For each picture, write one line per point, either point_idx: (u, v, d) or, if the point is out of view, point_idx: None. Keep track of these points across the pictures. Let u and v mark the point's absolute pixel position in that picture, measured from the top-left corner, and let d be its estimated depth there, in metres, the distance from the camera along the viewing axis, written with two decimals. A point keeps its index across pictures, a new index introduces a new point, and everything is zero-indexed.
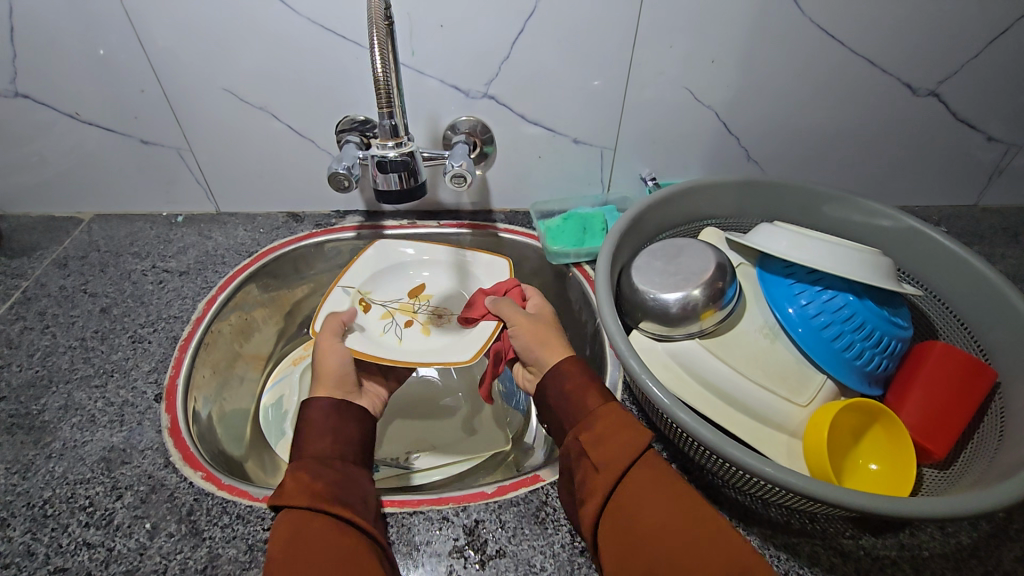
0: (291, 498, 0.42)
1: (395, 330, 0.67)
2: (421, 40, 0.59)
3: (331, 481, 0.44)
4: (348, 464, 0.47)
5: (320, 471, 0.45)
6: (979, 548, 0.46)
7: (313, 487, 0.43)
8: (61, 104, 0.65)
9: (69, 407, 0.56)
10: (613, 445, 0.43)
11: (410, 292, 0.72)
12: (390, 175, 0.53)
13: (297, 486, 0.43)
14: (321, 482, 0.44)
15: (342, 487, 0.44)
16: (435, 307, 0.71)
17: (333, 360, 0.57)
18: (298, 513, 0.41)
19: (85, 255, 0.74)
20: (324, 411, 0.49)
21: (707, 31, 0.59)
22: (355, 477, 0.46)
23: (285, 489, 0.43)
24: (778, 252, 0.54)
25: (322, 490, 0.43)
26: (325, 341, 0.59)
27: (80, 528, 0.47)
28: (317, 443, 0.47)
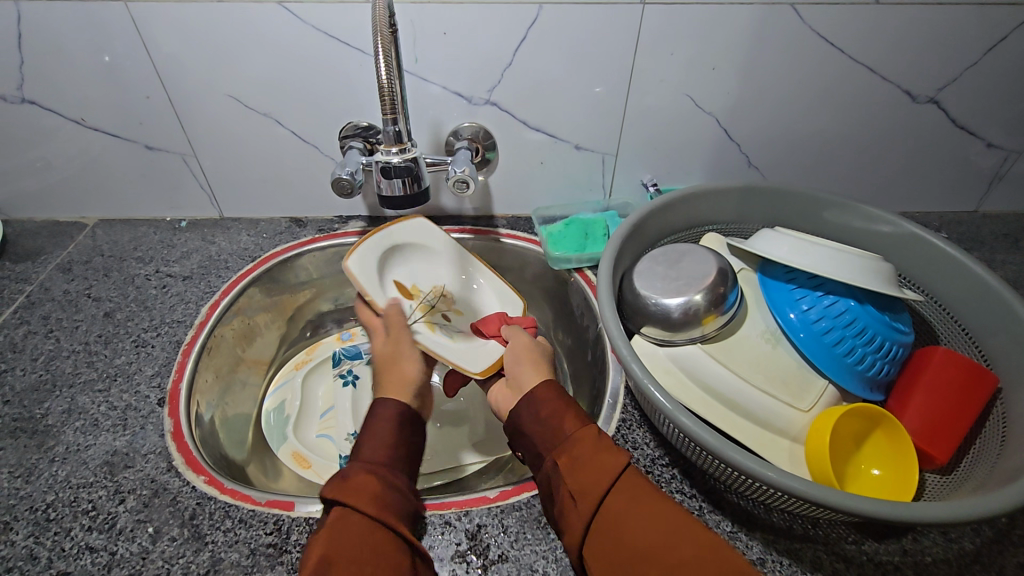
0: (353, 499, 0.41)
1: (449, 331, 0.65)
2: (425, 47, 0.60)
3: (390, 488, 0.43)
4: (403, 475, 0.46)
5: (385, 478, 0.44)
6: (982, 554, 0.46)
7: (376, 494, 0.42)
8: (67, 110, 0.66)
9: (73, 411, 0.56)
10: (589, 466, 0.42)
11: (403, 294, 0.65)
12: (394, 180, 0.54)
13: (362, 487, 0.42)
14: (381, 488, 0.43)
15: (398, 497, 0.43)
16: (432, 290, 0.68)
17: (412, 369, 0.56)
18: (351, 516, 0.40)
19: (90, 260, 0.74)
20: (394, 416, 0.49)
21: (708, 39, 0.59)
22: (408, 490, 0.45)
23: (347, 487, 0.42)
24: (779, 257, 0.55)
25: (384, 500, 0.42)
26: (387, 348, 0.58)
27: (83, 532, 0.47)
28: (377, 450, 0.46)
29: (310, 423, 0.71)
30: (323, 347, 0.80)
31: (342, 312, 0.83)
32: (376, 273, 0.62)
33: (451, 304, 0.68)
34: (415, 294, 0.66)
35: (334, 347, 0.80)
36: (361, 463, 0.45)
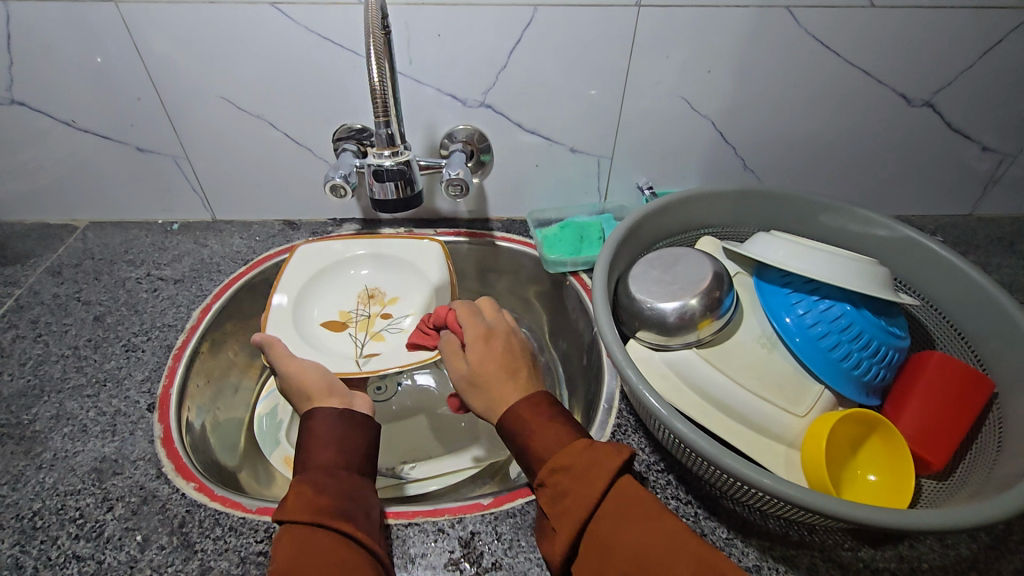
0: (292, 511, 0.41)
1: (392, 327, 0.68)
2: (419, 50, 0.60)
3: (329, 491, 0.43)
4: (350, 475, 0.46)
5: (323, 482, 0.44)
6: (979, 560, 0.46)
7: (314, 501, 0.42)
8: (57, 112, 0.65)
9: (61, 417, 0.56)
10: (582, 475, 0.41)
11: (337, 327, 0.68)
12: (387, 184, 0.53)
13: (303, 500, 0.42)
14: (321, 493, 0.43)
15: (344, 499, 0.43)
16: (358, 300, 0.71)
17: (314, 375, 0.55)
18: (295, 527, 0.40)
19: (80, 263, 0.73)
20: (328, 421, 0.48)
21: (704, 42, 0.59)
22: (356, 488, 0.45)
23: (287, 501, 0.42)
24: (775, 261, 0.54)
25: (325, 505, 0.42)
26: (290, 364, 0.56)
27: (69, 540, 0.47)
28: (319, 454, 0.46)
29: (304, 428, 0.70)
30: None
31: None
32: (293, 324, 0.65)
33: (382, 299, 0.71)
34: (346, 319, 0.69)
35: None
36: (302, 472, 0.45)
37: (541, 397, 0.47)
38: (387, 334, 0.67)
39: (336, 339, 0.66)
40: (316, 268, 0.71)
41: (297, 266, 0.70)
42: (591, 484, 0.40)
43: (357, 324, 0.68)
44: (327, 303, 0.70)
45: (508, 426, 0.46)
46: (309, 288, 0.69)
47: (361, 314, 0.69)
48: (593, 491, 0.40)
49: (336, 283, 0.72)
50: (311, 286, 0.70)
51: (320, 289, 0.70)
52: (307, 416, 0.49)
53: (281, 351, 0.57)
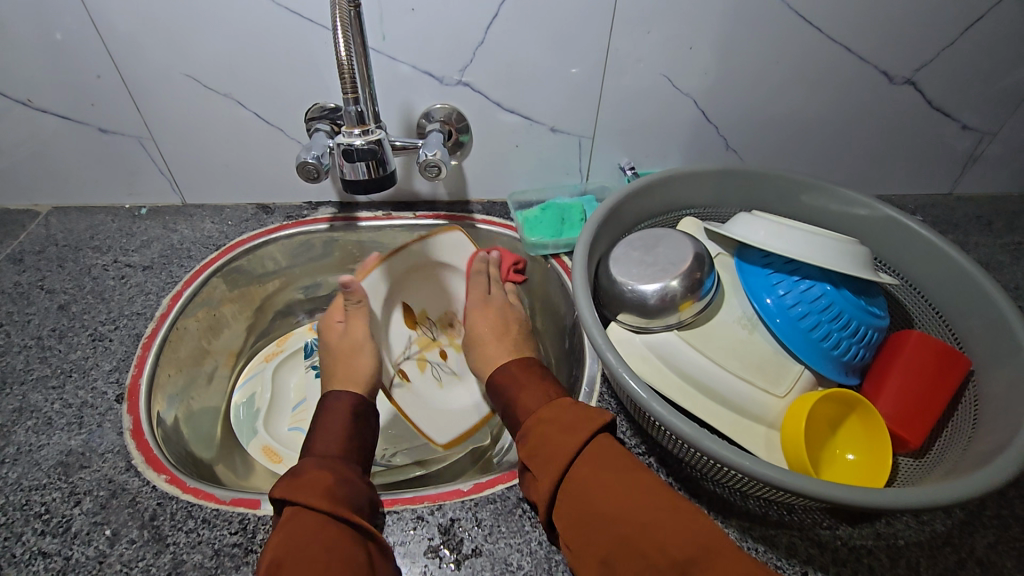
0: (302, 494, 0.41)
1: (438, 371, 0.71)
2: (393, 24, 0.57)
3: (341, 482, 0.44)
4: (359, 470, 0.47)
5: (336, 471, 0.45)
6: (953, 535, 0.47)
7: (326, 487, 0.42)
8: (12, 90, 0.62)
9: (24, 410, 0.54)
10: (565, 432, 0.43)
11: (410, 323, 0.72)
12: (357, 164, 0.51)
13: (316, 486, 0.42)
14: (333, 481, 0.43)
15: (349, 489, 0.44)
16: (440, 318, 0.73)
17: (366, 365, 0.61)
18: (303, 511, 0.40)
19: (42, 250, 0.70)
20: (347, 409, 0.52)
21: (685, 17, 0.58)
22: (362, 480, 0.46)
23: (297, 483, 0.42)
24: (756, 241, 0.54)
25: (337, 495, 0.42)
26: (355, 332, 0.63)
27: (35, 536, 0.45)
28: (330, 444, 0.48)
29: (281, 417, 0.69)
30: (294, 338, 0.77)
31: (312, 301, 0.80)
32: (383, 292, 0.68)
33: (454, 335, 0.73)
34: (420, 321, 0.72)
35: (305, 338, 0.77)
36: (315, 458, 0.46)
37: (536, 365, 0.54)
38: (429, 372, 0.70)
39: (394, 332, 0.70)
40: (445, 256, 0.70)
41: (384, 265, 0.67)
42: (575, 431, 0.43)
43: (419, 337, 0.72)
44: (422, 289, 0.72)
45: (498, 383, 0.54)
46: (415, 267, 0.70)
47: (430, 332, 0.73)
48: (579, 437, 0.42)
49: (433, 282, 0.72)
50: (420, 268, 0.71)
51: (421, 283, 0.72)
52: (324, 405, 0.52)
53: (357, 317, 0.64)
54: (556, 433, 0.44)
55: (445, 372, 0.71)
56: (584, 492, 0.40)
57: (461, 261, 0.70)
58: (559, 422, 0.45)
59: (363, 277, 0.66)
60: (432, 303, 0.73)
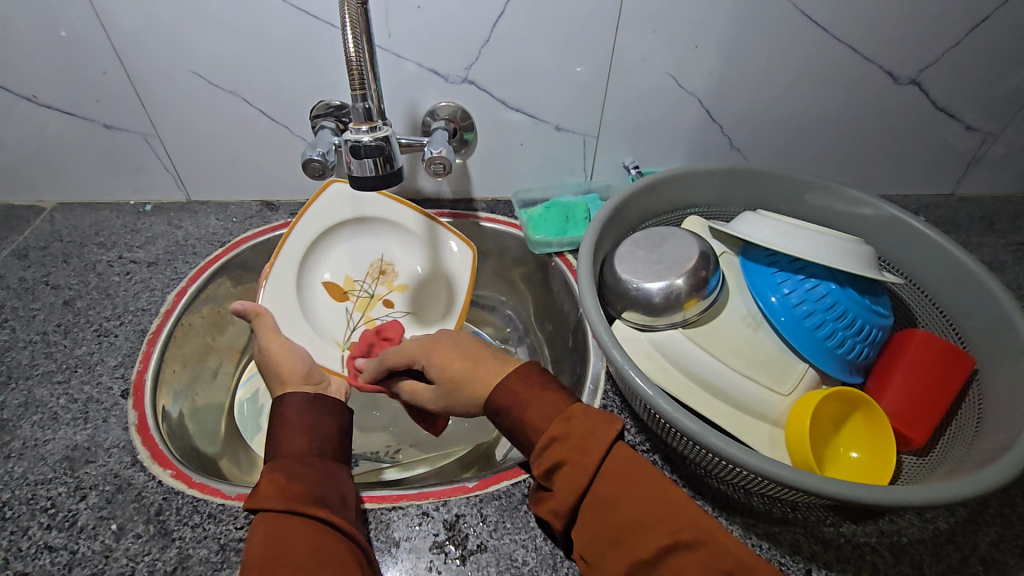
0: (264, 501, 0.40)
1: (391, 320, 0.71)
2: (399, 22, 0.57)
3: (301, 479, 0.43)
4: (323, 460, 0.46)
5: (295, 468, 0.43)
6: (956, 533, 0.47)
7: (290, 488, 0.41)
8: (18, 86, 0.62)
9: (30, 405, 0.54)
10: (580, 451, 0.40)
11: (338, 297, 0.70)
12: (365, 161, 0.50)
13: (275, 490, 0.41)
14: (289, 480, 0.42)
15: (313, 485, 0.43)
16: (369, 273, 0.71)
17: (296, 363, 0.54)
18: (270, 516, 0.40)
19: (47, 245, 0.70)
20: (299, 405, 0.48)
21: (691, 17, 0.58)
22: (331, 473, 0.45)
23: (257, 491, 0.41)
24: (761, 240, 0.54)
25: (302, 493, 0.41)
26: (266, 344, 0.56)
27: (41, 530, 0.45)
28: (291, 443, 0.45)
29: None
30: None
31: None
32: (294, 285, 0.66)
33: (391, 280, 0.72)
34: (348, 290, 0.71)
35: None
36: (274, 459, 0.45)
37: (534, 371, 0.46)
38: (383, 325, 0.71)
39: (327, 314, 0.69)
40: (336, 219, 0.69)
41: (291, 250, 0.66)
42: (588, 452, 0.40)
43: (354, 304, 0.71)
44: (337, 259, 0.71)
45: (499, 401, 0.45)
46: (316, 237, 0.68)
47: (364, 292, 0.71)
48: (595, 454, 0.39)
49: (355, 246, 0.71)
50: (324, 233, 0.69)
51: (335, 255, 0.70)
52: (278, 404, 0.49)
53: (268, 330, 0.57)
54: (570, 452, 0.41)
55: (398, 317, 0.71)
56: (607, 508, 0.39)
57: (364, 210, 0.69)
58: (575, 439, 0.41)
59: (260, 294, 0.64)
60: (354, 262, 0.71)
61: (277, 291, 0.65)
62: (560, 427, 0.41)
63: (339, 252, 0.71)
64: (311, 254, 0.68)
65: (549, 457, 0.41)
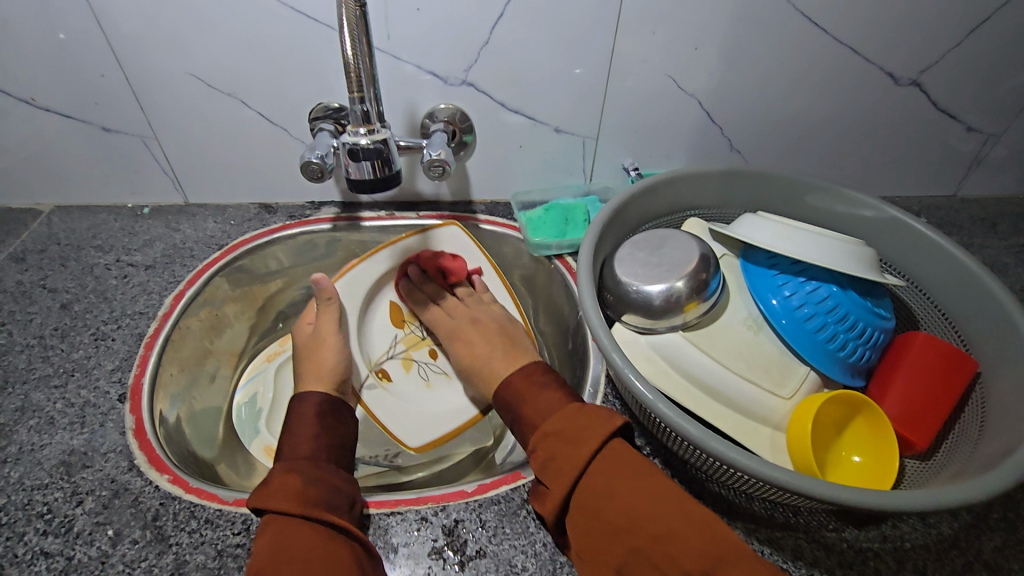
0: (273, 501, 0.41)
1: (425, 371, 0.70)
2: (397, 24, 0.57)
3: (313, 483, 0.43)
4: (333, 467, 0.47)
5: (306, 472, 0.44)
6: (959, 538, 0.46)
7: (298, 490, 0.42)
8: (15, 89, 0.62)
9: (26, 409, 0.53)
10: (571, 446, 0.41)
11: (395, 322, 0.72)
12: (362, 163, 0.51)
13: (285, 490, 0.42)
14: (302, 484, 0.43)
15: (324, 489, 0.43)
16: (430, 321, 0.73)
17: (334, 358, 0.60)
18: (278, 517, 0.40)
19: (45, 249, 0.70)
20: (314, 411, 0.51)
21: (690, 19, 0.58)
22: (341, 480, 0.46)
23: (267, 489, 0.42)
24: (762, 242, 0.54)
25: (311, 496, 0.42)
26: (324, 327, 0.63)
27: (37, 536, 0.45)
28: (300, 446, 0.47)
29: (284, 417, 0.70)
30: None
31: None
32: (362, 297, 0.69)
33: (443, 336, 0.73)
34: (408, 321, 0.73)
35: None
36: (283, 462, 0.46)
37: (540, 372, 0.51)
38: (415, 372, 0.70)
39: (376, 334, 0.70)
40: (424, 261, 0.71)
41: (361, 270, 0.69)
42: (580, 445, 0.41)
43: (405, 337, 0.72)
44: (405, 292, 0.73)
45: (505, 398, 0.50)
46: (396, 263, 0.71)
47: (418, 333, 0.72)
48: (586, 446, 0.41)
49: (419, 289, 0.73)
50: (402, 267, 0.71)
51: (402, 285, 0.73)
52: (296, 402, 0.52)
53: (328, 314, 0.64)
54: (562, 446, 0.42)
55: (432, 372, 0.70)
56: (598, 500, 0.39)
57: (441, 261, 0.71)
58: (568, 433, 0.42)
59: (338, 279, 0.68)
60: (420, 304, 0.73)
61: (350, 285, 0.68)
62: (553, 422, 0.44)
63: (405, 287, 0.73)
64: (373, 284, 0.70)
65: (545, 447, 0.43)
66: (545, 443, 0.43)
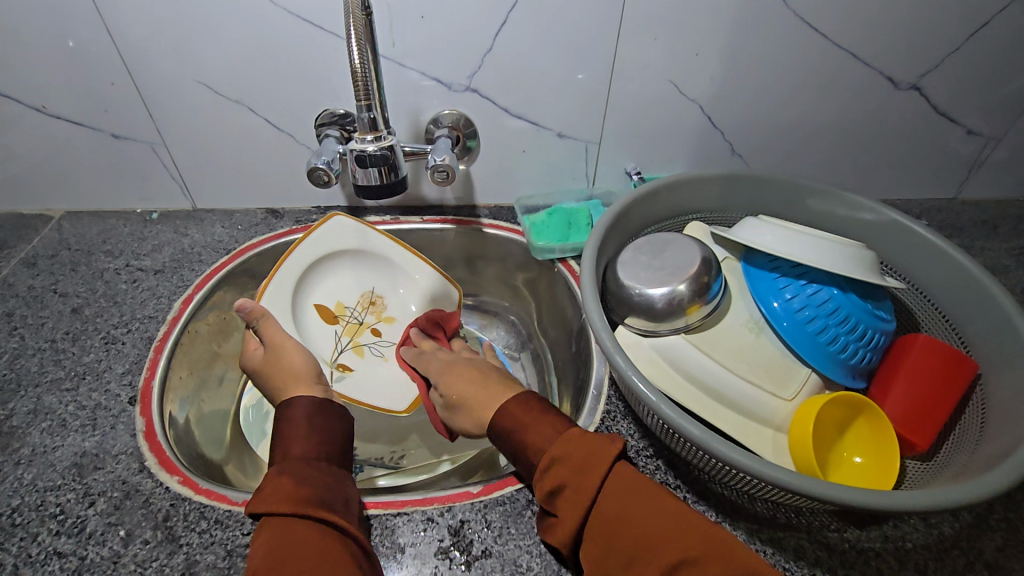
0: (268, 503, 0.41)
1: (378, 349, 0.73)
2: (403, 32, 0.58)
3: (304, 482, 0.44)
4: (325, 466, 0.47)
5: (296, 472, 0.45)
6: (961, 538, 0.47)
7: (289, 490, 0.43)
8: (28, 97, 0.63)
9: (39, 412, 0.54)
10: (580, 472, 0.41)
11: (329, 319, 0.72)
12: (370, 169, 0.52)
13: (279, 492, 0.42)
14: (294, 484, 0.43)
15: (318, 488, 0.44)
16: (360, 301, 0.73)
17: (302, 359, 0.59)
18: (273, 519, 0.41)
19: (56, 254, 0.71)
20: (303, 414, 0.51)
21: (692, 26, 0.59)
22: (333, 479, 0.46)
23: (261, 495, 0.43)
24: (763, 246, 0.54)
25: (304, 496, 0.42)
26: (276, 337, 0.59)
27: (51, 537, 0.46)
28: (293, 446, 0.48)
29: None
30: None
31: None
32: (290, 304, 0.68)
33: (379, 311, 0.74)
34: (340, 314, 0.72)
35: None
36: (276, 464, 0.46)
37: (532, 398, 0.49)
38: (369, 355, 0.72)
39: (318, 336, 0.70)
40: (343, 247, 0.71)
41: (283, 277, 0.67)
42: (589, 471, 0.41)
43: (343, 327, 0.72)
44: (329, 285, 0.72)
45: (500, 427, 0.48)
46: (313, 258, 0.70)
47: (354, 318, 0.73)
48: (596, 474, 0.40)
49: (339, 275, 0.73)
50: (314, 264, 0.70)
51: (326, 277, 0.72)
52: (282, 407, 0.52)
53: (274, 327, 0.60)
54: (571, 473, 0.41)
55: (384, 347, 0.73)
56: (616, 526, 0.39)
57: (354, 241, 0.71)
58: (575, 460, 0.42)
59: (262, 297, 0.65)
60: (344, 288, 0.73)
61: (277, 294, 0.67)
62: (562, 447, 0.43)
63: (328, 278, 0.72)
64: (300, 280, 0.69)
65: (554, 475, 0.42)
66: (551, 471, 0.42)
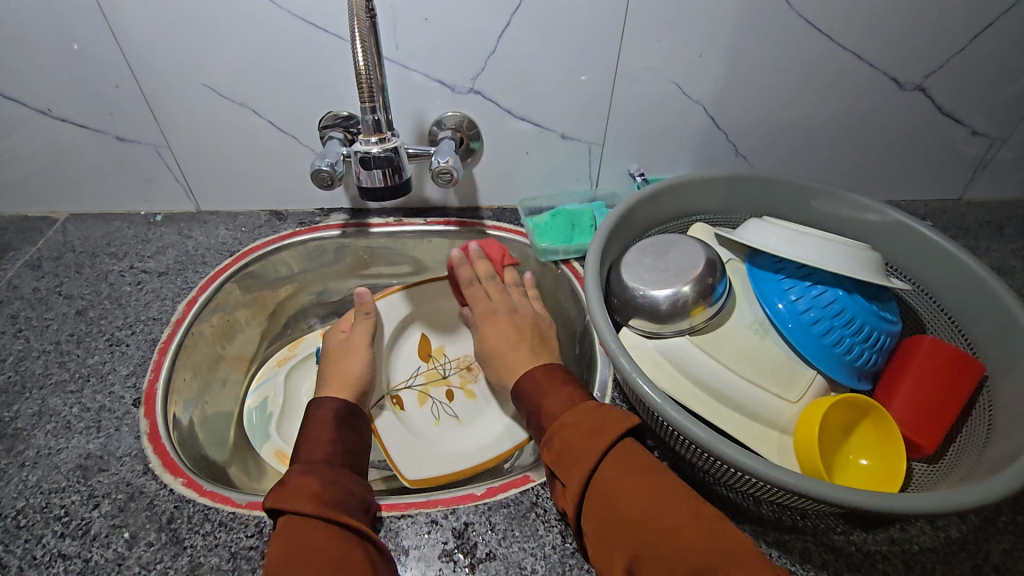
0: (291, 501, 0.41)
1: (438, 410, 0.70)
2: (406, 34, 0.58)
3: (326, 485, 0.44)
4: (345, 471, 0.47)
5: (321, 475, 0.45)
6: (969, 541, 0.46)
7: (313, 491, 0.43)
8: (33, 100, 0.63)
9: (43, 414, 0.54)
10: (584, 440, 0.42)
11: (421, 355, 0.73)
12: (374, 171, 0.52)
13: (300, 491, 0.43)
14: (317, 485, 0.44)
15: (338, 491, 0.44)
16: (458, 361, 0.74)
17: (356, 366, 0.61)
18: (292, 517, 0.41)
19: (60, 256, 0.71)
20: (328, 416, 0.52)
21: (695, 27, 0.58)
22: (352, 482, 0.47)
23: (284, 490, 0.43)
24: (768, 247, 0.54)
25: (325, 497, 0.43)
26: (356, 337, 0.63)
27: (55, 538, 0.46)
28: (315, 450, 0.48)
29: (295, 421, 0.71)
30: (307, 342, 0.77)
31: (324, 307, 0.81)
32: (393, 323, 0.70)
33: (466, 380, 0.72)
34: (434, 356, 0.73)
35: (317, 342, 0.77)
36: (301, 465, 0.46)
37: (560, 370, 0.52)
38: (428, 409, 0.70)
39: (399, 362, 0.71)
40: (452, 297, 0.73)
41: (394, 300, 0.70)
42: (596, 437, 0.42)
43: (426, 370, 0.72)
44: (439, 327, 0.74)
45: (524, 388, 0.52)
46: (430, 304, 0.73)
47: (441, 369, 0.73)
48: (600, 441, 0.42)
49: (440, 323, 0.74)
50: (443, 307, 0.74)
51: (428, 319, 0.74)
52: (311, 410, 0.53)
53: (364, 328, 0.64)
54: (579, 436, 0.43)
55: (445, 414, 0.69)
56: (613, 493, 0.39)
57: None
58: (583, 426, 0.44)
59: (381, 297, 0.69)
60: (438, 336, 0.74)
61: (383, 315, 0.69)
62: (570, 415, 0.45)
63: (437, 321, 0.74)
64: (401, 319, 0.71)
65: (561, 439, 0.44)
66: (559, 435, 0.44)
